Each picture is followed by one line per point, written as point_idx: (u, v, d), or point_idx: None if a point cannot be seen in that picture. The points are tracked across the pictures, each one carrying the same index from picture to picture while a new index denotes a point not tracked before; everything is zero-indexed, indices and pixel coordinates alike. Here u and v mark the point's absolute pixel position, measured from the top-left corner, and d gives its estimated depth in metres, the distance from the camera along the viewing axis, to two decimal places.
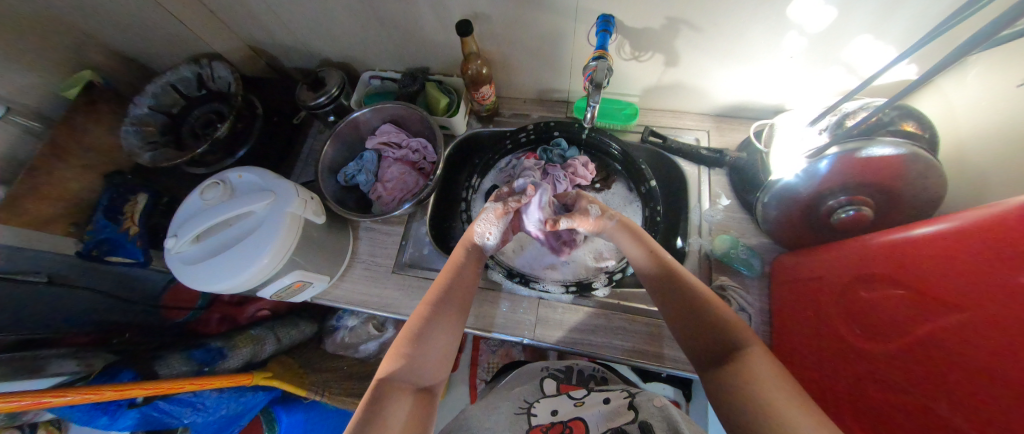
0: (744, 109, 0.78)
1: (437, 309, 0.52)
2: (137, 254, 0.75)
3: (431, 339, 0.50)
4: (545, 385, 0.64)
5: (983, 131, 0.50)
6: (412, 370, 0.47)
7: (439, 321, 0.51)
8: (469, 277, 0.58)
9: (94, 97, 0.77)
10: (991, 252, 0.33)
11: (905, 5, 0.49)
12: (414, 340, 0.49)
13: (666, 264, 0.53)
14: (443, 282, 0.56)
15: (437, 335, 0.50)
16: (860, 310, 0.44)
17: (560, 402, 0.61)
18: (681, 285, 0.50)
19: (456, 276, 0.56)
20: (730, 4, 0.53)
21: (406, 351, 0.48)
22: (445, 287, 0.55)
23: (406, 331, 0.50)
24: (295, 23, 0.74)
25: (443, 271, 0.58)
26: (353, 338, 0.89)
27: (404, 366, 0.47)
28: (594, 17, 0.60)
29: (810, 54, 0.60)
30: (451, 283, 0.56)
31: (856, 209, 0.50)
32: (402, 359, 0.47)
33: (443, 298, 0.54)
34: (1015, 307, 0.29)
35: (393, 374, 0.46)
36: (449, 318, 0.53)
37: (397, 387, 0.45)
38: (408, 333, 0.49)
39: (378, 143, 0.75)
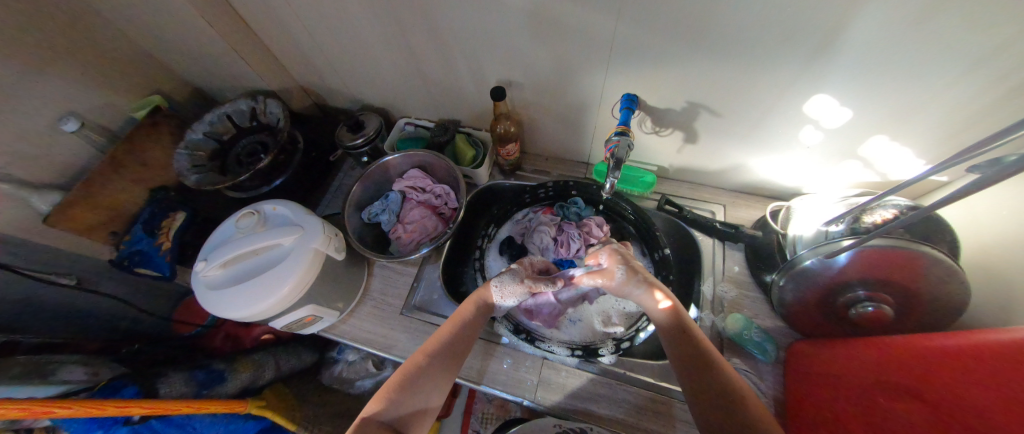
0: (760, 188, 0.80)
1: (433, 360, 0.52)
2: (163, 268, 0.79)
3: (420, 389, 0.50)
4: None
5: (1008, 244, 0.49)
6: (398, 417, 0.47)
7: (432, 373, 0.51)
8: (470, 333, 0.57)
9: (158, 120, 0.83)
10: (1010, 375, 0.32)
11: (917, 116, 0.51)
12: (404, 386, 0.49)
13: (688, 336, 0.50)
14: (444, 334, 0.55)
15: (427, 386, 0.50)
16: (876, 419, 0.42)
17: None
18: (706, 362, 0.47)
19: (460, 328, 0.56)
20: (748, 96, 0.57)
21: (395, 396, 0.48)
22: (446, 338, 0.55)
23: (400, 374, 0.50)
24: (346, 72, 0.83)
25: (447, 321, 0.57)
26: (351, 373, 0.88)
27: (391, 411, 0.47)
28: (618, 94, 0.65)
29: (825, 147, 0.62)
30: (451, 336, 0.55)
31: (876, 306, 0.50)
32: (390, 401, 0.47)
33: (440, 350, 0.54)
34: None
35: (378, 416, 0.46)
36: (443, 374, 0.52)
37: (377, 429, 0.45)
38: (400, 377, 0.50)
39: (404, 186, 0.80)
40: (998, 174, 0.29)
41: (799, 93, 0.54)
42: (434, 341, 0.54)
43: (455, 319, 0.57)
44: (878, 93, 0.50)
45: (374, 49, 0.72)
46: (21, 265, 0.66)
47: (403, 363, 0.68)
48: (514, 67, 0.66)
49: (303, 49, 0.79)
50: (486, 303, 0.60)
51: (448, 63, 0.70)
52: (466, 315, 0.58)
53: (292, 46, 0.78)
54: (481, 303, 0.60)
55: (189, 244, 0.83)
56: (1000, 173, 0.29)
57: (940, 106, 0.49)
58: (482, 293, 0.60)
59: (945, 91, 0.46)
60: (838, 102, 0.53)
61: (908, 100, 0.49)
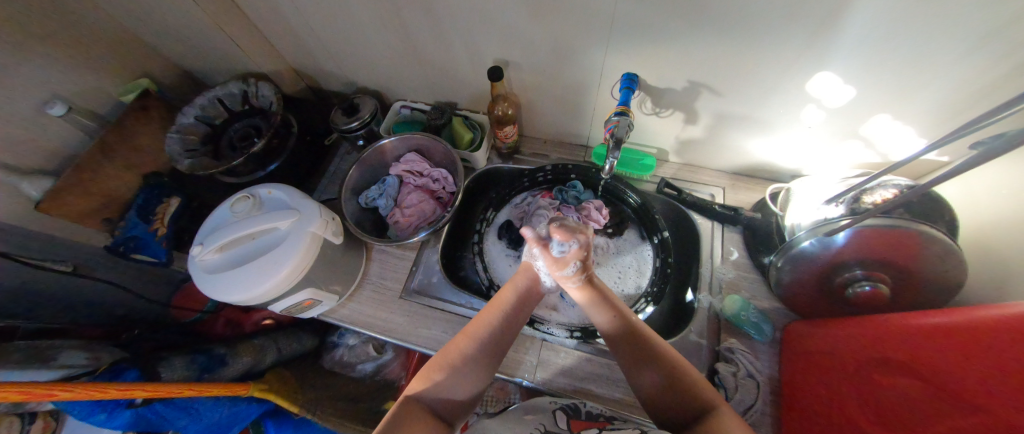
0: (761, 170, 0.79)
1: (479, 348, 0.51)
2: (160, 254, 0.78)
3: (463, 374, 0.49)
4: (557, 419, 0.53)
5: (1004, 223, 0.49)
6: (438, 399, 0.47)
7: (476, 357, 0.50)
8: (512, 322, 0.56)
9: (148, 104, 0.82)
10: (1008, 350, 0.32)
11: (921, 93, 0.50)
12: (448, 369, 0.48)
13: (625, 323, 0.50)
14: (488, 321, 0.54)
15: (470, 373, 0.49)
16: (873, 395, 0.42)
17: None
18: (638, 344, 0.48)
19: (505, 314, 0.55)
20: (750, 74, 0.56)
21: (437, 378, 0.48)
22: (492, 323, 0.54)
23: (443, 356, 0.50)
24: (339, 53, 0.80)
25: (491, 308, 0.56)
26: (352, 358, 0.90)
27: (433, 393, 0.47)
28: (618, 74, 0.63)
29: (828, 126, 0.61)
30: (496, 324, 0.54)
31: (873, 284, 0.50)
32: (432, 383, 0.47)
33: (486, 338, 0.52)
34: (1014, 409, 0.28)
35: (420, 396, 0.46)
36: (488, 359, 0.51)
37: (419, 409, 0.45)
38: (443, 359, 0.49)
39: (400, 170, 0.79)
40: (999, 148, 0.29)
41: (802, 70, 0.53)
42: (480, 327, 0.53)
43: (499, 307, 0.56)
44: (883, 68, 0.49)
45: (367, 28, 0.70)
46: (14, 251, 0.65)
47: (402, 345, 0.68)
48: (511, 45, 0.64)
49: (294, 29, 0.76)
50: (526, 286, 0.58)
51: (444, 43, 0.68)
52: (509, 302, 0.56)
53: (282, 25, 0.76)
54: (524, 284, 0.58)
55: (185, 230, 0.82)
56: (997, 149, 0.28)
57: (945, 81, 0.47)
58: (523, 276, 0.58)
59: (954, 67, 0.45)
60: (842, 79, 0.52)
61: (914, 76, 0.48)
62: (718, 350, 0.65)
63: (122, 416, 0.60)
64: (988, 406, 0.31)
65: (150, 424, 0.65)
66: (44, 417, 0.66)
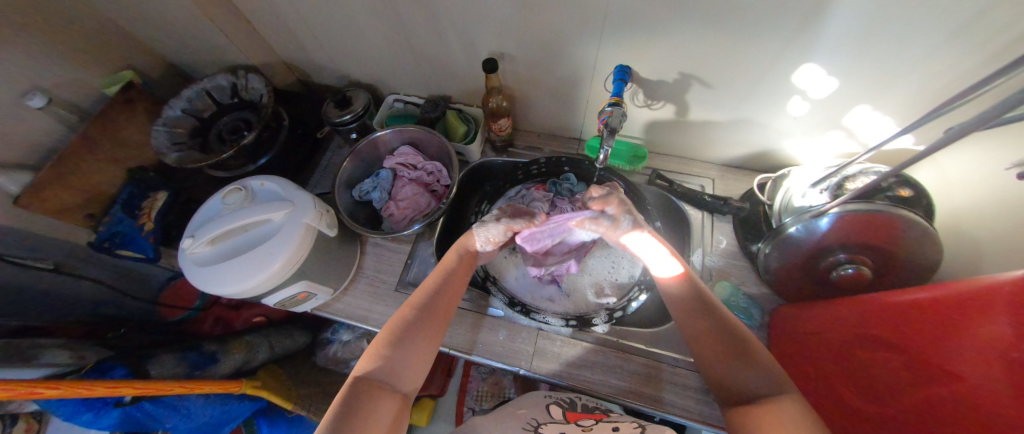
0: (749, 161, 0.81)
1: (421, 316, 0.53)
2: (147, 250, 0.76)
3: (412, 344, 0.50)
4: (551, 411, 0.61)
5: (979, 207, 0.52)
6: (389, 373, 0.48)
7: (421, 326, 0.52)
8: (454, 286, 0.59)
9: (131, 96, 0.79)
10: (978, 322, 0.34)
11: (900, 83, 0.53)
12: (394, 343, 0.50)
13: (703, 298, 0.52)
14: (428, 290, 0.56)
15: (416, 342, 0.51)
16: (856, 370, 0.44)
17: (567, 427, 0.57)
18: (715, 317, 0.51)
19: (444, 281, 0.58)
20: (739, 66, 0.57)
21: (384, 353, 0.49)
22: (431, 291, 0.56)
23: (388, 331, 0.51)
24: (331, 46, 0.80)
25: (429, 277, 0.58)
26: (347, 353, 0.88)
27: (382, 367, 0.48)
28: (612, 66, 0.64)
29: (812, 117, 0.63)
30: (437, 291, 0.57)
31: (855, 267, 0.52)
32: (380, 359, 0.48)
33: (426, 306, 0.55)
34: (996, 381, 0.30)
35: (370, 374, 0.47)
36: (433, 326, 0.54)
37: (373, 386, 0.46)
38: (389, 334, 0.50)
39: (395, 163, 0.79)
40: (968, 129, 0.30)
41: (789, 62, 0.55)
42: (419, 298, 0.55)
43: (437, 275, 0.58)
44: (864, 59, 0.50)
45: (360, 20, 0.69)
46: None
47: None
48: (505, 37, 0.64)
49: (285, 20, 0.75)
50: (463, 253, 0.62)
51: (439, 35, 0.68)
52: (449, 269, 0.60)
53: (273, 16, 0.74)
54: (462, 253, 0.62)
55: (173, 226, 0.80)
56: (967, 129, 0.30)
57: (921, 71, 0.50)
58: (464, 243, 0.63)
59: (930, 58, 0.47)
60: (826, 70, 0.54)
61: (893, 67, 0.50)
62: None
63: (110, 415, 0.59)
64: (977, 380, 0.31)
65: (137, 423, 0.63)
66: (26, 419, 0.65)
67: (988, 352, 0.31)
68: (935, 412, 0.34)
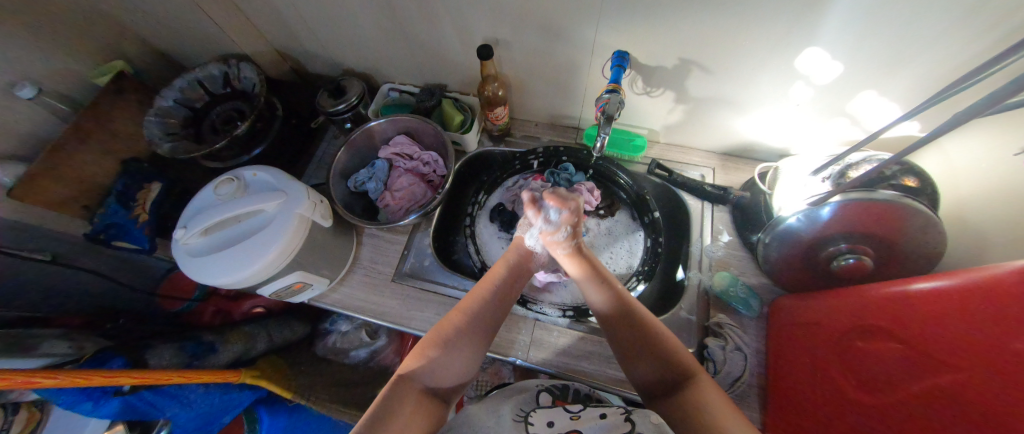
0: (750, 150, 0.80)
1: (471, 320, 0.52)
2: (142, 241, 0.76)
3: (459, 348, 0.49)
4: (538, 397, 0.55)
5: (984, 195, 0.51)
6: (431, 376, 0.47)
7: (470, 330, 0.51)
8: (506, 294, 0.57)
9: (122, 85, 0.79)
10: (988, 311, 0.32)
11: (908, 67, 0.51)
12: (441, 346, 0.48)
13: (627, 305, 0.50)
14: (481, 295, 0.55)
15: (464, 348, 0.50)
16: (857, 361, 0.43)
17: (556, 413, 0.49)
18: (639, 328, 0.48)
19: (496, 288, 0.56)
20: (741, 50, 0.56)
21: (432, 355, 0.47)
22: (483, 297, 0.55)
23: (436, 334, 0.50)
24: (323, 33, 0.78)
25: (481, 282, 0.57)
26: (345, 344, 0.89)
27: (426, 369, 0.46)
28: (609, 52, 0.63)
29: (816, 104, 0.62)
30: (489, 297, 0.55)
31: (856, 257, 0.51)
32: (427, 361, 0.47)
33: (479, 312, 0.53)
34: (1007, 373, 0.29)
35: (415, 375, 0.46)
36: (481, 332, 0.52)
37: (415, 387, 0.45)
38: (437, 337, 0.49)
39: (390, 153, 0.78)
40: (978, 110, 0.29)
41: (793, 45, 0.53)
42: (473, 304, 0.54)
43: (490, 281, 0.57)
44: (870, 42, 0.49)
45: (352, 6, 0.67)
46: None
47: (395, 328, 0.68)
48: (500, 23, 0.63)
49: (275, 6, 0.73)
50: (515, 263, 0.60)
51: (432, 21, 0.66)
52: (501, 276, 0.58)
53: (262, 2, 0.72)
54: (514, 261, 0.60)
55: (169, 217, 0.80)
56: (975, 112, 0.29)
57: (930, 54, 0.48)
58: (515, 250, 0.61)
59: (939, 41, 0.46)
60: (831, 54, 0.52)
61: (901, 51, 0.49)
62: (707, 326, 0.66)
63: (110, 404, 0.59)
64: (978, 371, 0.31)
65: (139, 412, 0.64)
66: (27, 408, 0.65)
67: (993, 341, 0.31)
68: (932, 401, 0.34)
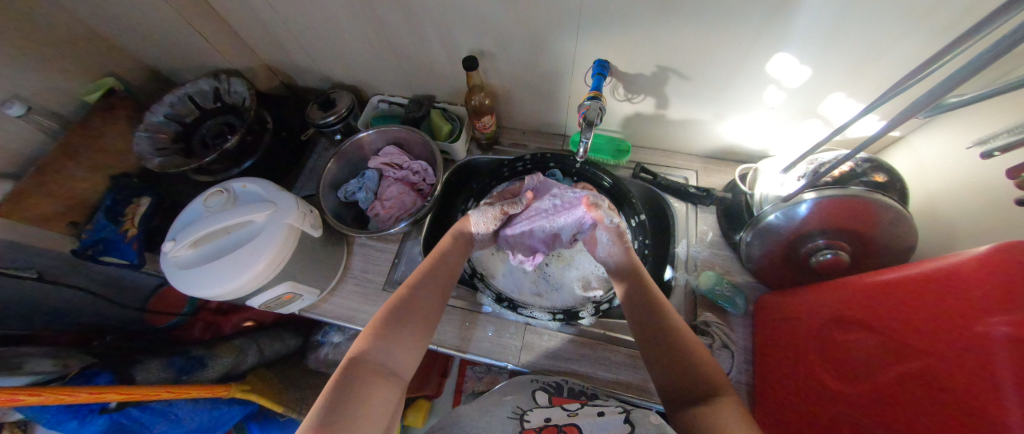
0: (730, 153, 0.82)
1: (416, 298, 0.54)
2: (131, 256, 0.74)
3: (406, 325, 0.51)
4: (536, 396, 0.56)
5: (950, 188, 0.53)
6: (382, 353, 0.47)
7: (416, 307, 0.53)
8: (450, 273, 0.60)
9: (112, 102, 0.80)
10: (951, 298, 0.34)
11: (870, 69, 0.54)
12: (387, 324, 0.50)
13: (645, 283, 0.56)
14: (424, 273, 0.58)
15: (410, 324, 0.51)
16: (835, 353, 0.44)
17: (553, 412, 0.51)
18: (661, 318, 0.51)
19: (439, 265, 0.59)
20: (714, 56, 0.58)
21: (380, 333, 0.48)
22: (426, 274, 0.57)
23: (381, 314, 0.51)
24: (312, 48, 0.80)
25: (425, 261, 0.60)
26: (338, 355, 0.86)
27: (376, 347, 0.47)
28: (590, 61, 0.65)
29: (788, 107, 0.64)
30: (434, 275, 0.58)
31: (834, 252, 0.52)
32: (375, 339, 0.48)
33: (423, 289, 0.55)
34: (973, 357, 0.30)
35: (365, 355, 0.46)
36: (428, 309, 0.54)
37: (367, 367, 0.45)
38: (383, 316, 0.50)
39: (380, 163, 0.79)
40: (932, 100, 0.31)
41: (761, 51, 0.55)
42: (413, 282, 0.56)
43: (434, 259, 0.60)
44: (834, 47, 0.51)
45: (340, 22, 0.70)
46: None
47: None
48: (484, 35, 0.65)
49: (267, 24, 0.75)
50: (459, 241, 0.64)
51: (419, 34, 0.69)
52: (444, 254, 0.61)
53: (253, 19, 0.75)
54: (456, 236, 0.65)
55: (158, 232, 0.80)
56: (930, 99, 0.31)
57: (890, 57, 0.51)
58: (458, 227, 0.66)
59: (896, 43, 0.49)
60: (798, 59, 0.55)
61: (862, 54, 0.51)
62: (695, 325, 0.67)
63: (96, 423, 0.57)
64: (944, 354, 0.32)
65: None
66: (9, 428, 0.64)
67: (957, 325, 0.32)
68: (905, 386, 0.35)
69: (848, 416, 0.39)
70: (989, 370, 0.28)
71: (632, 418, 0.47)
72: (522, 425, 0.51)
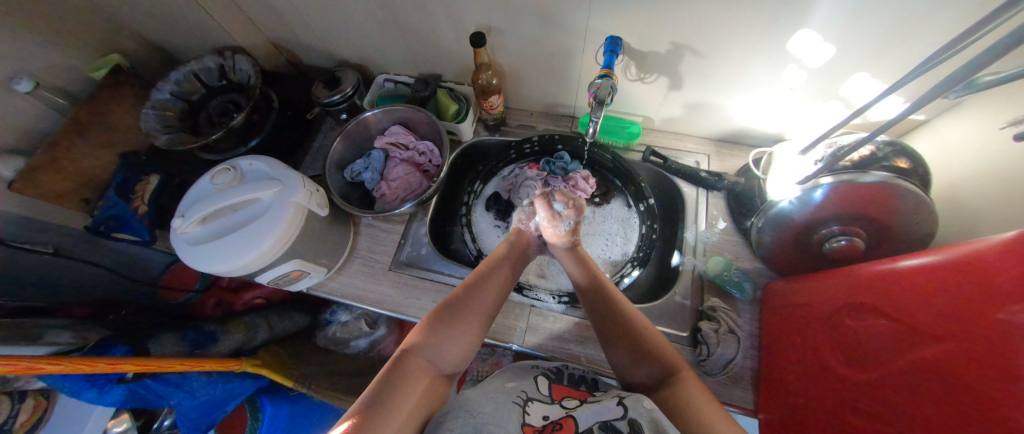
0: (744, 136, 0.80)
1: (471, 295, 0.55)
2: (142, 233, 0.76)
3: (462, 327, 0.52)
4: (537, 385, 0.53)
5: (975, 174, 0.51)
6: (434, 350, 0.49)
7: (472, 307, 0.54)
8: (509, 276, 0.61)
9: (119, 79, 0.79)
10: (971, 286, 0.33)
11: (897, 48, 0.51)
12: (444, 322, 0.51)
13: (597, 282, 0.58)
14: (483, 272, 0.59)
15: (464, 327, 0.52)
16: (845, 340, 0.44)
17: (553, 407, 0.48)
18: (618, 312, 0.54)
19: (495, 266, 0.60)
20: (734, 33, 0.55)
21: (434, 330, 0.50)
22: (482, 275, 0.58)
23: (436, 313, 0.52)
24: (316, 25, 0.78)
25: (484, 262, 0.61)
26: (345, 334, 0.90)
27: (428, 344, 0.49)
28: (602, 38, 0.63)
29: (808, 88, 0.62)
30: (495, 277, 0.59)
31: (848, 239, 0.51)
32: (428, 334, 0.50)
33: (478, 288, 0.56)
34: (992, 345, 0.29)
35: (416, 349, 0.48)
36: (483, 310, 0.55)
37: (418, 361, 0.47)
38: (439, 314, 0.52)
39: (386, 143, 0.78)
40: (970, 73, 0.29)
41: (783, 27, 0.52)
42: (469, 285, 0.56)
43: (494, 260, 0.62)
44: (862, 23, 0.49)
45: None
46: None
47: (393, 315, 0.70)
48: (493, 10, 0.62)
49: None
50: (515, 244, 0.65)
51: (425, 11, 0.67)
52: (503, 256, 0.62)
53: None
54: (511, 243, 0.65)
55: (167, 210, 0.80)
56: (964, 75, 0.29)
57: (919, 35, 0.48)
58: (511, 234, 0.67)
59: (927, 19, 0.46)
60: (823, 36, 0.52)
61: (890, 31, 0.49)
62: (701, 310, 0.66)
63: (115, 391, 0.60)
64: (959, 339, 0.32)
65: (144, 399, 0.65)
66: (33, 396, 0.67)
67: (973, 311, 0.32)
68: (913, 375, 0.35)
69: (857, 404, 0.39)
70: (1009, 357, 0.27)
71: (625, 403, 0.45)
72: (522, 419, 0.46)
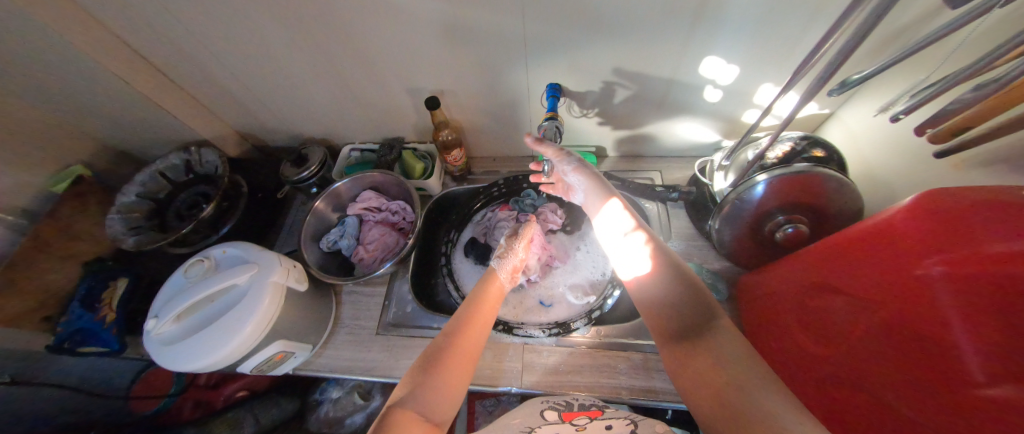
0: (687, 149, 0.88)
1: (454, 337, 0.53)
2: (110, 342, 0.70)
3: (443, 372, 0.48)
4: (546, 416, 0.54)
5: (882, 154, 0.58)
6: (421, 401, 0.44)
7: (454, 351, 0.51)
8: (484, 309, 0.59)
9: (82, 190, 0.80)
10: (888, 252, 0.38)
11: (786, 62, 0.61)
12: (427, 368, 0.48)
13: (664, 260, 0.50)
14: (461, 313, 0.57)
15: (446, 371, 0.48)
16: (809, 319, 0.47)
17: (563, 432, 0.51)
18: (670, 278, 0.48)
19: (474, 306, 0.59)
20: (652, 67, 0.64)
21: (417, 379, 0.47)
22: (462, 317, 0.56)
23: (418, 363, 0.49)
24: (280, 109, 0.84)
25: (461, 305, 0.59)
26: (339, 412, 0.83)
27: (413, 395, 0.45)
28: (543, 85, 0.70)
29: (727, 101, 0.70)
30: (470, 313, 0.57)
31: (794, 225, 0.56)
32: (408, 386, 0.46)
33: (459, 327, 0.54)
34: (926, 297, 0.33)
35: (401, 401, 0.44)
36: (465, 350, 0.52)
37: (404, 413, 0.42)
38: (419, 364, 0.49)
39: (358, 208, 0.80)
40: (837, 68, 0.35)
41: (692, 56, 0.61)
42: (449, 331, 0.54)
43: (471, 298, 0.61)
44: (749, 46, 0.58)
45: (304, 83, 0.74)
46: None
47: (386, 381, 0.67)
48: (442, 77, 0.70)
49: (231, 91, 0.78)
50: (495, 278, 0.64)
51: (380, 85, 0.73)
52: (478, 294, 0.61)
53: (221, 90, 0.78)
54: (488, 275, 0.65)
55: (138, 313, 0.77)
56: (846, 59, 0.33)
57: (798, 48, 0.58)
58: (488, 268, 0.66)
59: (801, 35, 0.55)
60: (724, 60, 0.61)
61: (778, 48, 0.58)
62: None
63: None
64: (898, 296, 0.36)
65: None
66: None
67: (902, 270, 0.36)
68: (926, 326, 0.33)
69: (837, 379, 0.41)
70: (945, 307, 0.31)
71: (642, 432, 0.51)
72: None
